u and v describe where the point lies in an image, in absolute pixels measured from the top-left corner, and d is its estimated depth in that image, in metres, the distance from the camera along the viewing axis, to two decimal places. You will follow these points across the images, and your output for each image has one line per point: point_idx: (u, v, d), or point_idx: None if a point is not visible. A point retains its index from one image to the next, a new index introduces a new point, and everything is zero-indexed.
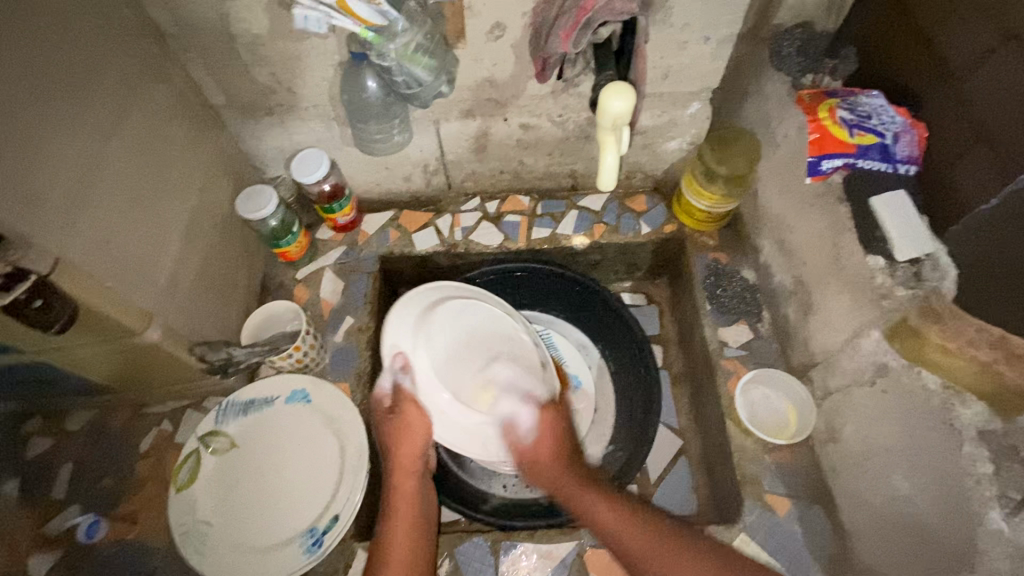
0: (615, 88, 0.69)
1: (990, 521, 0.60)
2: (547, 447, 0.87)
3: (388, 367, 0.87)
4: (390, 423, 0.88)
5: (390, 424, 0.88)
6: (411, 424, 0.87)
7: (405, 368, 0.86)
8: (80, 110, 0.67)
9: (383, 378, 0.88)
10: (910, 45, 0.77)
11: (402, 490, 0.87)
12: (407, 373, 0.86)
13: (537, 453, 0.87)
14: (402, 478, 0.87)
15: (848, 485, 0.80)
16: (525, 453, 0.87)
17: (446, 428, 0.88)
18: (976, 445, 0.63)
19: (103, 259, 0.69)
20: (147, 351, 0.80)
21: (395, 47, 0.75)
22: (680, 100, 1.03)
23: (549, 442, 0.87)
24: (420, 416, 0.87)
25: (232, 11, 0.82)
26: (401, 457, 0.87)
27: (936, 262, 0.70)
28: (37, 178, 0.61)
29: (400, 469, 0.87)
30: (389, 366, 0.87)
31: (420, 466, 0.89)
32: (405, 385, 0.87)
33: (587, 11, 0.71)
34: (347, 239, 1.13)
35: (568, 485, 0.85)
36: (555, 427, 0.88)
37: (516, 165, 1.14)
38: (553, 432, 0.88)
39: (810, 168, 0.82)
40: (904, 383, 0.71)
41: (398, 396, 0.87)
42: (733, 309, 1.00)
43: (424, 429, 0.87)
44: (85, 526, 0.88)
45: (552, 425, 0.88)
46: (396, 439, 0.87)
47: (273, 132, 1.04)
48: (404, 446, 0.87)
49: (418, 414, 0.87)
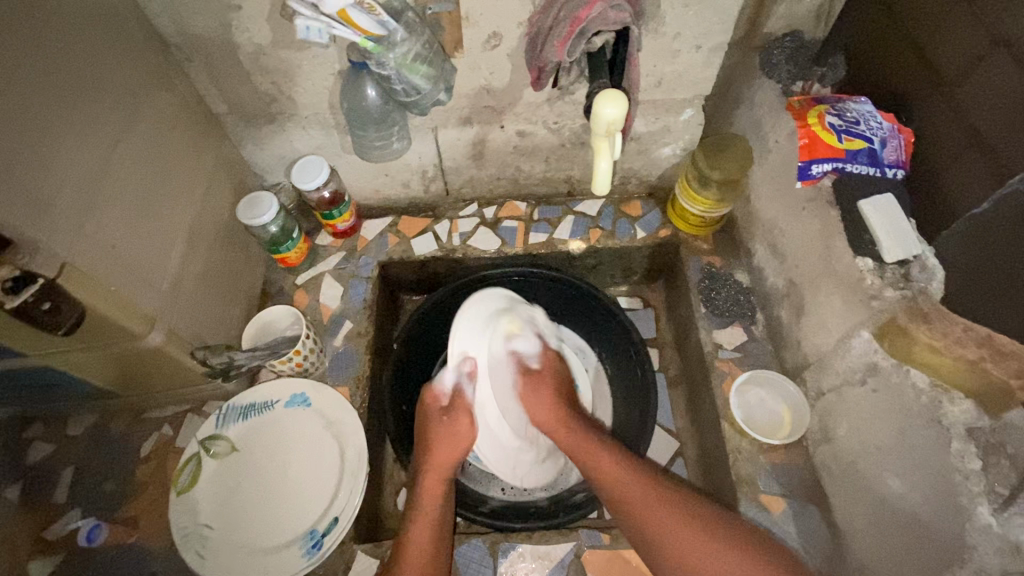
0: (609, 95, 0.70)
1: (979, 516, 0.62)
2: (552, 381, 0.92)
3: (455, 367, 0.91)
4: (442, 424, 0.89)
5: (441, 425, 0.90)
6: (463, 431, 0.89)
7: (470, 374, 0.90)
8: (87, 118, 0.69)
9: (446, 376, 0.92)
10: (899, 52, 0.79)
11: (428, 493, 0.87)
12: (469, 380, 0.91)
13: (542, 397, 0.90)
14: (432, 480, 0.88)
15: (841, 484, 0.81)
16: (533, 383, 0.91)
17: (486, 439, 0.94)
18: (964, 442, 0.64)
19: (109, 263, 0.71)
20: (150, 354, 0.81)
21: (394, 55, 0.77)
22: (673, 107, 1.05)
23: (552, 376, 0.93)
24: (470, 424, 0.89)
25: (235, 22, 0.84)
26: (438, 459, 0.88)
27: (923, 264, 0.72)
28: (45, 184, 0.62)
29: (433, 470, 0.88)
30: (455, 364, 0.90)
31: (452, 473, 0.89)
32: (466, 390, 0.91)
33: (581, 21, 0.74)
34: (346, 245, 1.15)
35: (587, 452, 0.85)
36: (557, 367, 0.95)
37: (513, 171, 1.15)
38: (555, 373, 0.94)
39: (800, 172, 0.84)
40: (895, 381, 0.72)
41: (455, 397, 0.91)
42: (727, 311, 1.02)
43: (471, 439, 0.89)
44: (86, 530, 0.88)
45: (553, 365, 0.95)
46: (441, 438, 0.89)
47: (274, 139, 1.05)
48: (443, 448, 0.88)
49: (468, 425, 0.89)
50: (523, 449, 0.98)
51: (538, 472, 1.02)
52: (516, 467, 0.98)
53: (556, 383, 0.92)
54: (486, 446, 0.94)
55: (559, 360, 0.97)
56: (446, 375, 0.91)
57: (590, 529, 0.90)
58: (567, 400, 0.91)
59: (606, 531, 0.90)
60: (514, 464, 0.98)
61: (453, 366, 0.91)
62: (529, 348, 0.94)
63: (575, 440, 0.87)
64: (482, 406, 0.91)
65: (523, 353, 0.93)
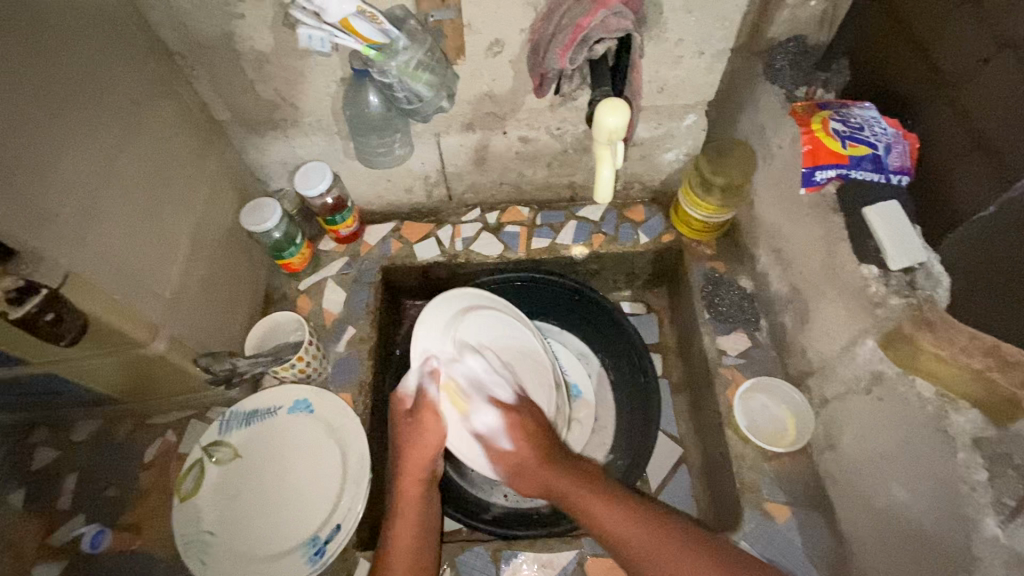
0: (610, 104, 0.70)
1: (985, 527, 0.61)
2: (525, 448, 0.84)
3: (418, 369, 0.90)
4: (408, 426, 0.88)
5: (407, 429, 0.88)
6: (431, 432, 0.87)
7: (433, 374, 0.89)
8: (91, 128, 0.69)
9: (409, 379, 0.91)
10: (902, 55, 0.79)
11: (407, 496, 0.85)
12: (433, 379, 0.89)
13: (522, 473, 0.84)
14: (407, 483, 0.86)
15: (846, 492, 0.81)
16: (504, 459, 0.85)
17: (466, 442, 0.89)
18: (971, 452, 0.64)
19: (112, 272, 0.71)
20: (154, 362, 0.82)
21: (396, 63, 0.78)
22: (676, 113, 1.05)
23: (524, 441, 0.84)
24: (435, 423, 0.87)
25: (238, 29, 0.84)
26: (410, 463, 0.86)
27: (928, 271, 0.72)
28: (49, 194, 0.63)
29: (408, 475, 0.87)
30: (419, 368, 0.90)
31: (428, 475, 0.87)
32: (430, 389, 0.89)
33: (583, 28, 0.74)
34: (349, 250, 1.15)
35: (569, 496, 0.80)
36: (524, 423, 0.86)
37: (515, 176, 1.15)
38: (523, 430, 0.85)
39: (804, 179, 0.83)
40: (900, 390, 0.72)
41: (420, 399, 0.89)
42: (731, 317, 1.01)
43: (439, 439, 0.86)
44: (90, 536, 0.88)
45: (520, 426, 0.86)
46: (410, 442, 0.87)
47: (277, 145, 1.05)
48: (415, 452, 0.86)
49: (435, 422, 0.87)
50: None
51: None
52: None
53: (530, 448, 0.84)
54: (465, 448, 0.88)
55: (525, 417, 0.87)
56: (408, 378, 0.91)
57: (594, 537, 0.89)
58: (545, 459, 0.83)
59: None
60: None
61: (417, 367, 0.90)
62: (488, 417, 0.87)
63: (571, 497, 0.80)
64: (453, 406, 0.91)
65: (483, 428, 0.86)
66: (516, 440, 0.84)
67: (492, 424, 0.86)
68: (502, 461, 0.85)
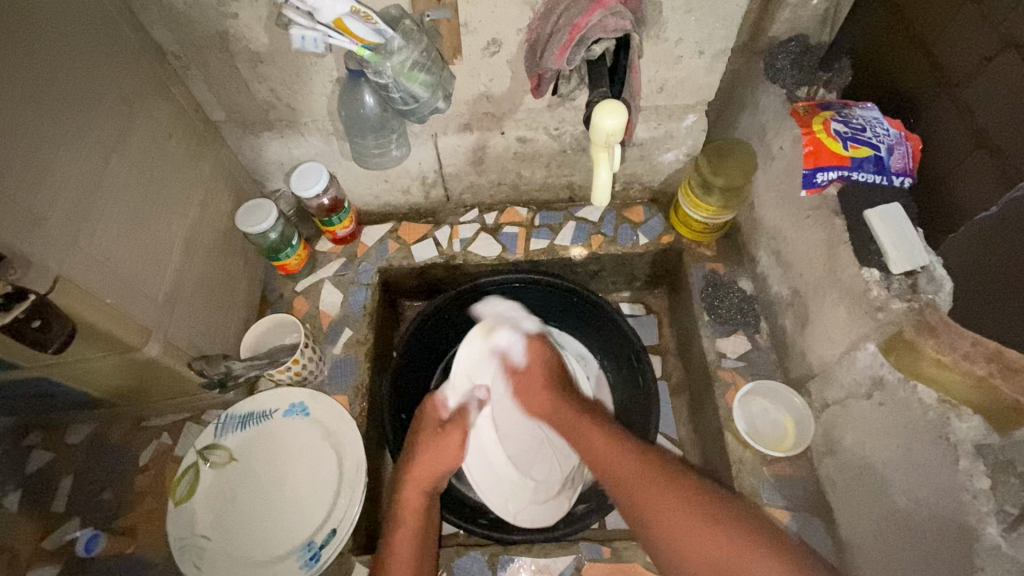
0: (607, 106, 0.69)
1: (987, 537, 0.60)
2: (540, 372, 0.94)
3: (467, 391, 0.98)
4: (434, 437, 0.91)
5: (434, 437, 0.91)
6: (450, 448, 0.90)
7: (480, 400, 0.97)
8: (81, 130, 0.68)
9: (450, 397, 0.97)
10: (907, 54, 0.77)
11: (409, 504, 0.86)
12: (477, 405, 0.97)
13: (533, 394, 0.93)
14: (412, 491, 0.87)
15: (847, 497, 0.80)
16: (521, 380, 0.94)
17: (481, 468, 0.97)
18: (973, 460, 0.63)
19: (104, 276, 0.70)
20: (147, 365, 0.81)
21: (392, 63, 0.77)
22: (675, 113, 1.04)
23: (538, 362, 0.95)
24: (460, 445, 0.91)
25: (232, 29, 0.83)
26: (421, 468, 0.88)
27: (931, 274, 0.70)
28: (39, 197, 0.62)
29: (414, 481, 0.87)
30: (467, 392, 0.98)
31: (433, 488, 0.88)
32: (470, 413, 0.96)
33: (580, 29, 0.73)
34: (346, 251, 1.14)
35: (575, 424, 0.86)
36: (544, 356, 0.97)
37: (514, 177, 1.14)
38: (540, 355, 0.96)
39: (805, 180, 0.82)
40: (901, 396, 0.71)
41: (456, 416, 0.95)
42: (730, 320, 1.00)
43: (455, 461, 0.90)
44: (85, 540, 0.87)
45: (540, 351, 0.97)
46: (427, 449, 0.90)
47: (273, 146, 1.04)
48: (427, 460, 0.89)
49: (457, 445, 0.91)
50: (519, 483, 0.97)
51: (537, 512, 0.96)
52: (509, 500, 0.97)
53: (545, 370, 0.94)
54: (477, 468, 0.97)
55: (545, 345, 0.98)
56: (451, 393, 0.97)
57: (591, 542, 0.89)
58: (559, 386, 0.93)
59: (606, 544, 0.89)
60: (507, 496, 0.97)
61: (463, 390, 0.98)
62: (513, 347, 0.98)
63: (569, 426, 0.86)
64: (479, 434, 0.97)
65: (504, 345, 0.99)
66: (531, 358, 0.96)
67: (517, 347, 0.98)
68: (515, 378, 0.95)
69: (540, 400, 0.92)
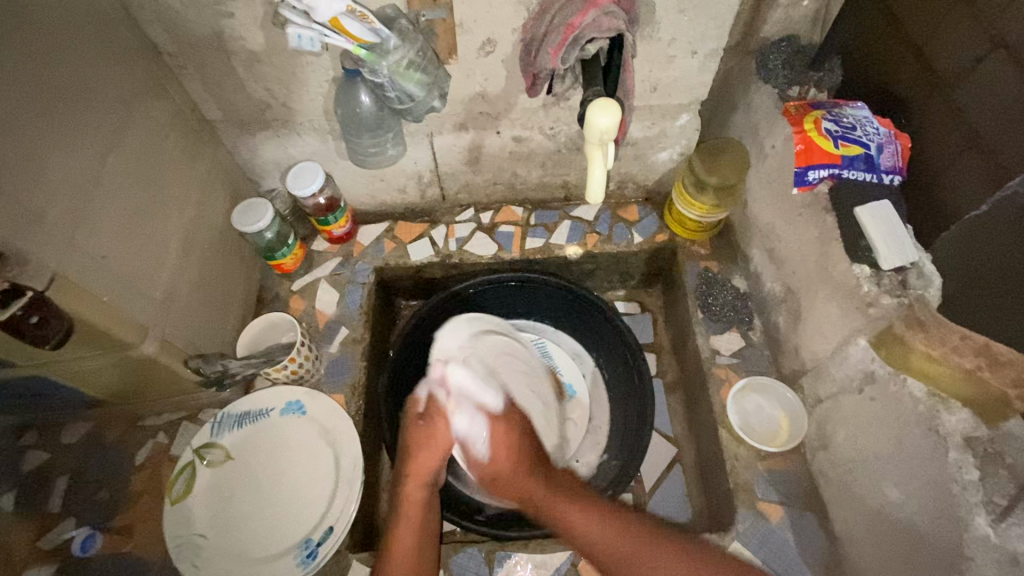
0: (601, 105, 0.70)
1: (976, 527, 0.61)
2: (508, 459, 0.80)
3: (427, 378, 0.87)
4: (423, 430, 0.86)
5: (420, 431, 0.86)
6: (440, 437, 0.84)
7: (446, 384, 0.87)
8: (78, 128, 0.69)
9: (420, 388, 0.88)
10: (897, 53, 0.78)
11: (410, 498, 0.84)
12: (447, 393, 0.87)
13: (505, 481, 0.80)
14: (414, 486, 0.84)
15: (839, 491, 0.81)
16: (486, 469, 0.81)
17: None
18: (962, 452, 0.64)
19: (101, 274, 0.71)
20: (142, 363, 0.81)
21: (387, 63, 0.77)
22: (670, 112, 1.05)
23: (501, 453, 0.80)
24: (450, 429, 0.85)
25: (228, 29, 0.84)
26: (419, 464, 0.84)
27: (920, 271, 0.71)
28: (36, 196, 0.62)
29: (414, 477, 0.84)
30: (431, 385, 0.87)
31: (433, 479, 0.86)
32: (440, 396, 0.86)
33: (575, 28, 0.74)
34: (342, 250, 1.14)
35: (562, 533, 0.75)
36: (518, 440, 0.82)
37: (509, 176, 1.15)
38: (509, 441, 0.81)
39: (796, 178, 0.83)
40: (892, 390, 0.72)
41: (432, 406, 0.85)
42: (724, 317, 1.01)
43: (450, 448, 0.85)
44: (80, 540, 0.88)
45: (506, 434, 0.82)
46: (423, 445, 0.85)
47: (269, 145, 1.05)
48: (426, 455, 0.84)
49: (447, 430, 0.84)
50: None
51: None
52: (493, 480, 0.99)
53: (512, 455, 0.80)
54: None
55: (511, 426, 0.83)
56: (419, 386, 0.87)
57: None
58: (534, 466, 0.81)
59: None
60: None
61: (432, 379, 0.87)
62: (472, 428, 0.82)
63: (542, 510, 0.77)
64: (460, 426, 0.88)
65: (463, 430, 0.82)
66: (494, 445, 0.81)
67: (478, 436, 0.81)
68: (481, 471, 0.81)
69: (513, 488, 0.80)
